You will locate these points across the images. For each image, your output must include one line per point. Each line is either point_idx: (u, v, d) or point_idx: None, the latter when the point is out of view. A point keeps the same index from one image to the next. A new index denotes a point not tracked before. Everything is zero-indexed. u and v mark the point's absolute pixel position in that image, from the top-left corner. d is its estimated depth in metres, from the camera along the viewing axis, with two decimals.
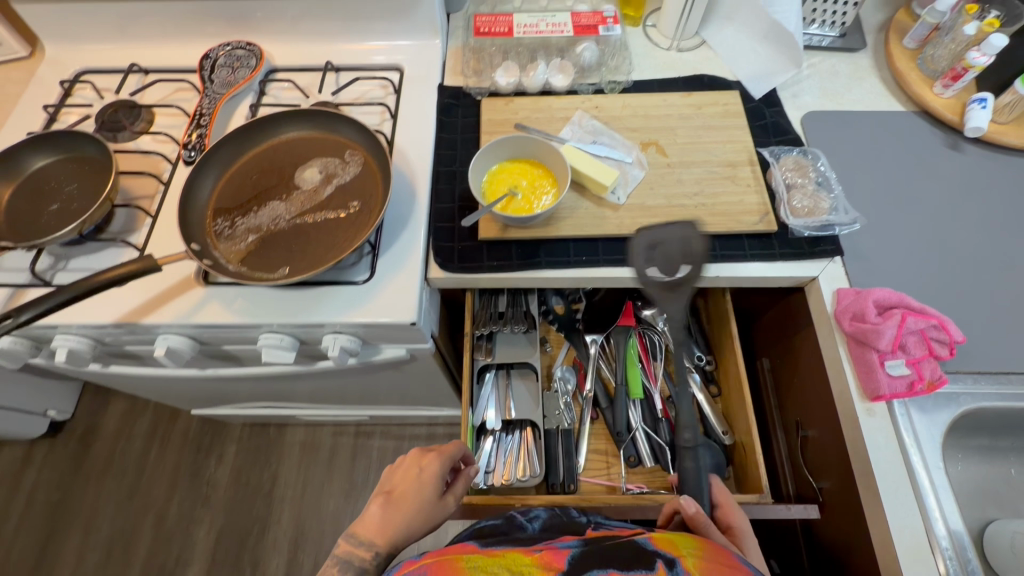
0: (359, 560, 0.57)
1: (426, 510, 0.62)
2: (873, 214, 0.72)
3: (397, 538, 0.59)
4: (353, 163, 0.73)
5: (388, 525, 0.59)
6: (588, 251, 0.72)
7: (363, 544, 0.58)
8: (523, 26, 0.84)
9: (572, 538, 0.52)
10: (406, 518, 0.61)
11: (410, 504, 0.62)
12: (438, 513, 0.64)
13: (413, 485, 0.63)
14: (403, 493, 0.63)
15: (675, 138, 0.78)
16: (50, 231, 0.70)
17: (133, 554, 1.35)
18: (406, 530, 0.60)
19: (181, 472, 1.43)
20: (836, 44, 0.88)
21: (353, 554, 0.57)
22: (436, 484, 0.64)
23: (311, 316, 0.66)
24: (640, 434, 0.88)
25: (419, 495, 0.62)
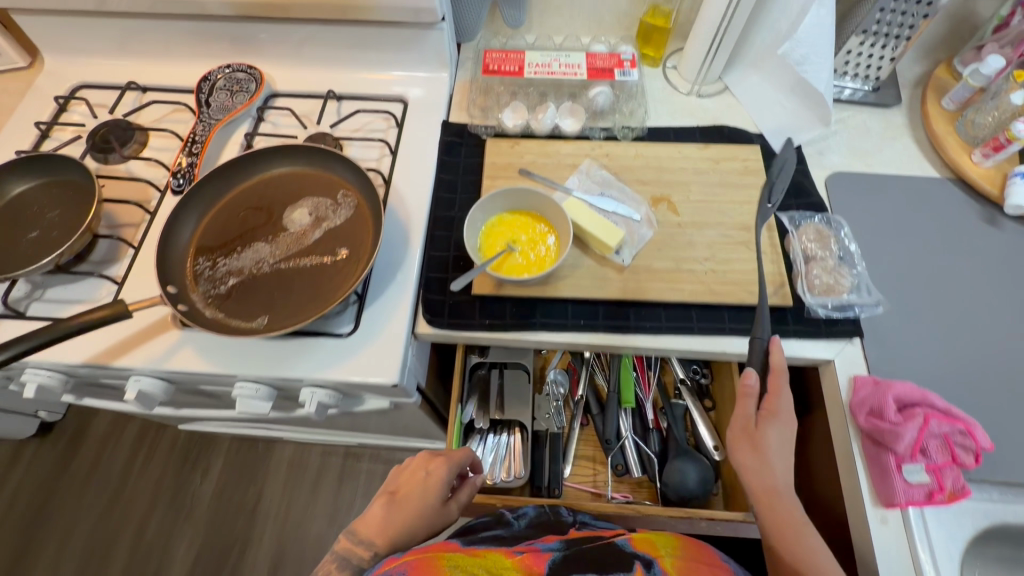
0: (358, 558, 0.57)
1: (429, 516, 0.60)
2: (898, 293, 0.67)
3: (399, 540, 0.58)
4: (345, 205, 0.70)
5: (390, 527, 0.58)
6: (587, 315, 0.67)
7: (363, 543, 0.57)
8: (535, 64, 0.79)
9: (552, 540, 0.59)
10: (409, 523, 0.59)
11: (412, 510, 0.60)
12: (442, 516, 0.62)
13: (418, 488, 0.61)
14: (408, 495, 0.61)
15: (688, 194, 0.73)
16: (26, 261, 0.67)
17: (113, 563, 1.34)
18: (408, 535, 0.59)
19: (166, 483, 1.42)
20: (869, 99, 0.82)
21: (352, 552, 0.57)
22: (441, 491, 0.62)
23: (288, 371, 0.62)
24: (629, 443, 0.83)
25: (422, 502, 0.60)
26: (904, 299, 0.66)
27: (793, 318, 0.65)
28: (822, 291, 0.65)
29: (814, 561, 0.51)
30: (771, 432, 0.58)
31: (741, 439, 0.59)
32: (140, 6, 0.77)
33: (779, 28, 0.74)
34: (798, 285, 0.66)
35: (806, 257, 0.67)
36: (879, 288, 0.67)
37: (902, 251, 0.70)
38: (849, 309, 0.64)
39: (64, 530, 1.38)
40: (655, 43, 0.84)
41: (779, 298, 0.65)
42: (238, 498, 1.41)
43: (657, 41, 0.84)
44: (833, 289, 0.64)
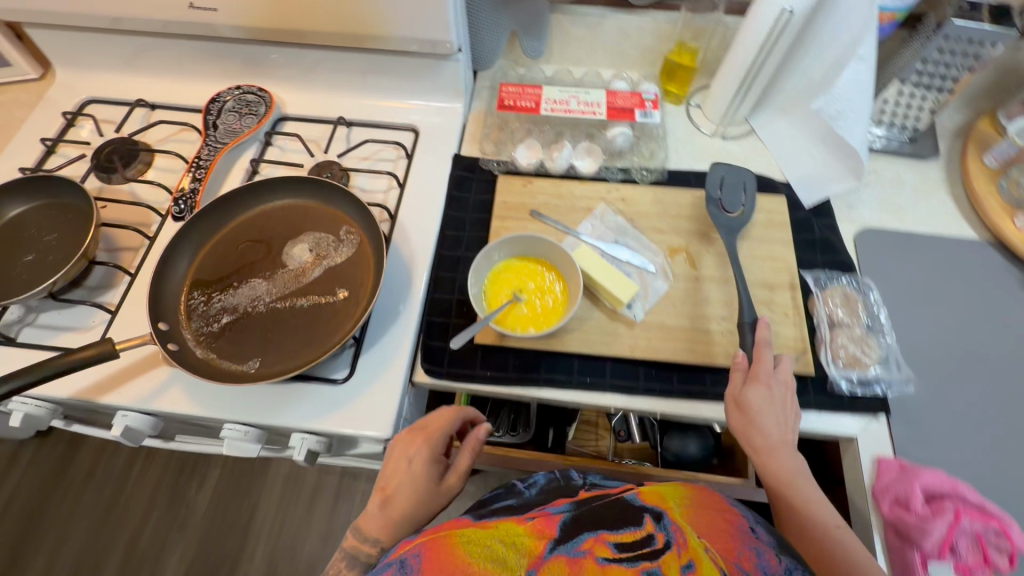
0: (365, 556, 0.54)
1: (426, 500, 0.55)
2: (928, 367, 0.63)
3: (403, 532, 0.54)
4: (347, 243, 0.67)
5: (389, 523, 0.54)
6: (593, 372, 0.63)
7: (369, 541, 0.54)
8: (552, 101, 0.76)
9: (563, 501, 0.57)
10: (405, 514, 0.54)
11: (406, 504, 0.54)
12: (443, 496, 0.56)
13: (405, 478, 0.55)
14: (396, 485, 0.55)
15: (708, 246, 0.69)
16: (19, 286, 0.66)
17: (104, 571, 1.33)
18: (410, 524, 0.54)
19: (161, 492, 1.41)
20: (905, 149, 0.77)
21: (359, 550, 0.54)
22: (431, 471, 0.56)
23: (279, 418, 0.60)
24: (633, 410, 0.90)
25: (413, 491, 0.54)
26: (934, 373, 0.62)
27: (814, 389, 0.61)
28: (845, 363, 0.61)
29: (808, 514, 0.50)
30: (755, 391, 0.55)
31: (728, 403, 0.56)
32: (152, 26, 0.75)
33: (812, 75, 0.70)
34: (821, 354, 0.62)
35: (830, 322, 0.64)
36: (907, 362, 0.63)
37: (934, 319, 0.66)
38: (872, 386, 0.60)
39: (59, 532, 1.37)
40: (680, 80, 0.80)
41: (800, 365, 0.61)
42: (233, 513, 1.39)
43: (682, 78, 0.80)
44: (856, 362, 0.61)
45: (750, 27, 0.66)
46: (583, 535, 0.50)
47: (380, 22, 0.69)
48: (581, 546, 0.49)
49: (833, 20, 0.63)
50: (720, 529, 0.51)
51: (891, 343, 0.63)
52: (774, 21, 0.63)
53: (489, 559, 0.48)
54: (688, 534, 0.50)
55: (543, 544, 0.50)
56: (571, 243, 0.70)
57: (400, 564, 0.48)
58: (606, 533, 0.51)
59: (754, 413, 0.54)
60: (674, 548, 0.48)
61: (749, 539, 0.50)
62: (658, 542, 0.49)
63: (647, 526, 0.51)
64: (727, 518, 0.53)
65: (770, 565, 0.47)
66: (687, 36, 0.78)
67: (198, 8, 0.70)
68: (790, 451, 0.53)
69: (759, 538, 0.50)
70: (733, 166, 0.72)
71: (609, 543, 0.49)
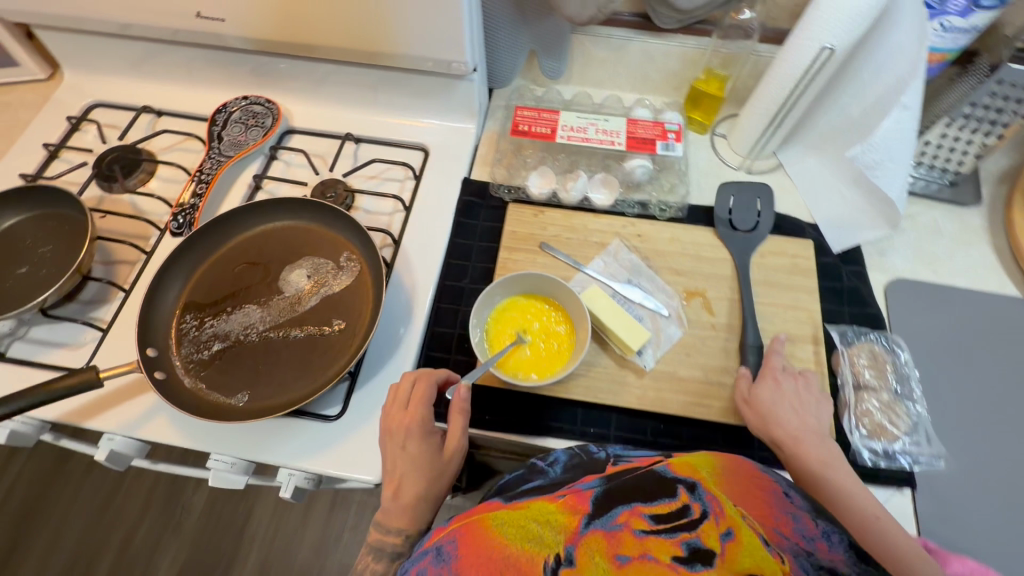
0: (392, 546, 0.52)
1: (435, 479, 0.52)
2: (960, 439, 0.58)
3: (424, 514, 0.52)
4: (347, 271, 0.64)
5: (406, 510, 0.51)
6: (597, 422, 0.60)
7: (393, 532, 0.52)
8: (568, 127, 0.72)
9: (592, 475, 0.51)
10: (417, 498, 0.52)
11: (414, 487, 0.52)
12: (450, 470, 0.53)
13: (405, 463, 0.52)
14: (399, 470, 0.52)
15: (726, 291, 0.65)
16: (11, 300, 0.64)
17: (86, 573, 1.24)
18: (427, 505, 0.52)
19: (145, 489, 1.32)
20: (944, 194, 0.73)
21: (385, 541, 0.52)
22: (430, 451, 0.53)
23: (266, 455, 0.58)
24: None
25: (418, 473, 0.52)
26: (967, 445, 0.58)
27: None
28: (867, 430, 0.57)
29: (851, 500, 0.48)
30: (770, 385, 0.56)
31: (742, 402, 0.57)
32: (159, 32, 0.72)
33: (850, 112, 0.66)
34: (844, 418, 0.58)
35: (856, 383, 0.59)
36: (938, 433, 0.58)
37: (970, 384, 0.61)
38: (897, 459, 0.56)
39: (53, 532, 1.27)
40: (705, 108, 0.76)
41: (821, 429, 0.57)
42: (227, 514, 1.29)
43: (708, 107, 0.76)
44: (880, 430, 0.57)
45: (783, 62, 0.62)
46: (617, 508, 0.46)
47: (393, 40, 0.66)
48: (615, 521, 0.45)
49: (878, 58, 0.59)
50: (756, 496, 0.47)
51: (920, 412, 0.58)
52: (812, 58, 0.58)
53: (528, 541, 0.44)
54: (723, 503, 0.45)
55: (579, 521, 0.46)
56: (581, 280, 0.67)
57: (434, 554, 0.44)
58: (641, 505, 0.46)
59: (773, 405, 0.55)
60: (710, 517, 0.44)
61: (784, 504, 0.47)
62: (692, 513, 0.44)
63: (680, 497, 0.46)
64: (761, 484, 0.48)
65: (808, 529, 0.45)
66: (715, 62, 0.74)
67: (205, 18, 0.68)
68: (817, 439, 0.53)
69: (794, 503, 0.47)
70: (745, 184, 0.70)
71: (644, 516, 0.45)
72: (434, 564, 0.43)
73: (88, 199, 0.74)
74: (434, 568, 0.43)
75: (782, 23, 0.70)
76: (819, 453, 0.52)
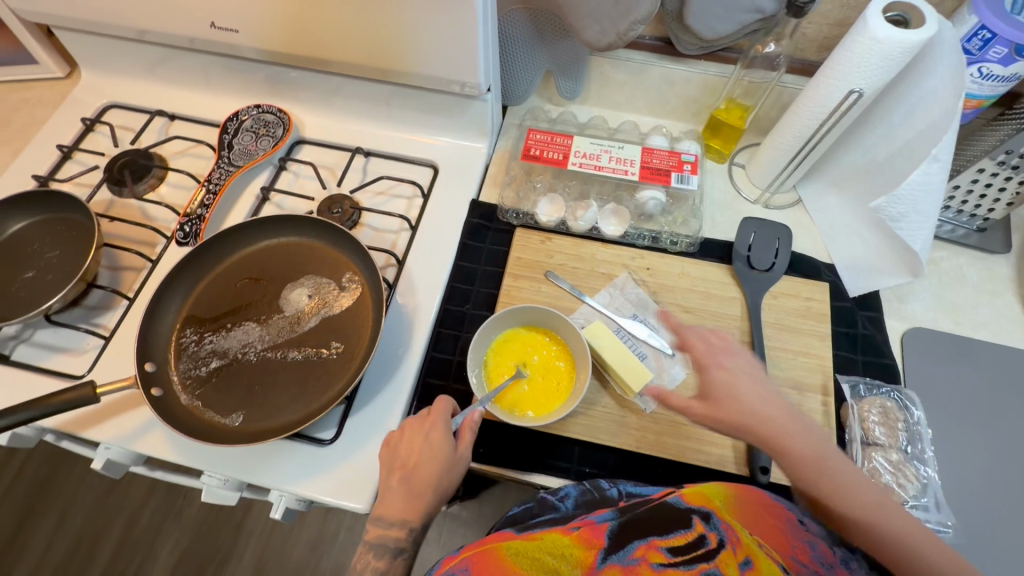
0: (395, 540, 0.49)
1: (449, 471, 0.51)
2: (971, 503, 0.56)
3: (431, 505, 0.51)
4: (348, 292, 0.63)
5: (415, 498, 0.50)
6: (595, 462, 0.58)
7: (394, 524, 0.50)
8: (581, 154, 0.71)
9: (603, 510, 0.51)
10: (429, 487, 0.50)
11: (428, 475, 0.50)
12: (463, 465, 0.52)
13: (423, 449, 0.51)
14: (416, 458, 0.51)
15: (734, 332, 0.63)
16: (19, 304, 0.65)
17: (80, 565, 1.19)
18: (436, 497, 0.51)
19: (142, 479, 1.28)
20: (970, 240, 0.70)
21: (387, 536, 0.50)
22: (448, 443, 0.52)
23: (259, 477, 0.57)
24: None
25: (434, 461, 0.51)
26: (978, 511, 0.55)
27: None
28: None
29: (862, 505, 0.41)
30: (718, 376, 0.49)
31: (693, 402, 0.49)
32: (175, 40, 0.72)
33: (875, 153, 0.63)
34: None
35: (864, 441, 0.57)
36: (948, 498, 0.56)
37: (988, 446, 0.58)
38: None
39: (59, 514, 1.23)
40: (725, 136, 0.74)
41: None
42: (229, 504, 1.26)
43: (727, 135, 0.73)
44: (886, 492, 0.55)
45: (807, 99, 0.59)
46: (633, 543, 0.45)
47: (407, 60, 0.65)
48: (632, 555, 0.44)
49: (909, 101, 0.57)
50: (771, 525, 0.46)
51: (931, 475, 0.56)
52: (838, 100, 0.56)
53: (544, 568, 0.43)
54: (741, 532, 0.45)
55: (594, 556, 0.45)
56: (584, 313, 0.65)
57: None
58: (657, 539, 0.45)
59: (734, 404, 0.47)
60: (728, 546, 0.43)
61: (800, 534, 0.45)
62: (710, 542, 0.44)
63: (696, 527, 0.46)
64: (774, 514, 0.47)
65: (825, 556, 0.43)
66: (737, 92, 0.71)
67: (220, 28, 0.67)
68: (797, 422, 0.46)
69: (810, 531, 0.45)
70: (763, 221, 0.68)
71: (661, 549, 0.44)
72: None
73: (98, 202, 0.75)
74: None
75: (809, 55, 0.68)
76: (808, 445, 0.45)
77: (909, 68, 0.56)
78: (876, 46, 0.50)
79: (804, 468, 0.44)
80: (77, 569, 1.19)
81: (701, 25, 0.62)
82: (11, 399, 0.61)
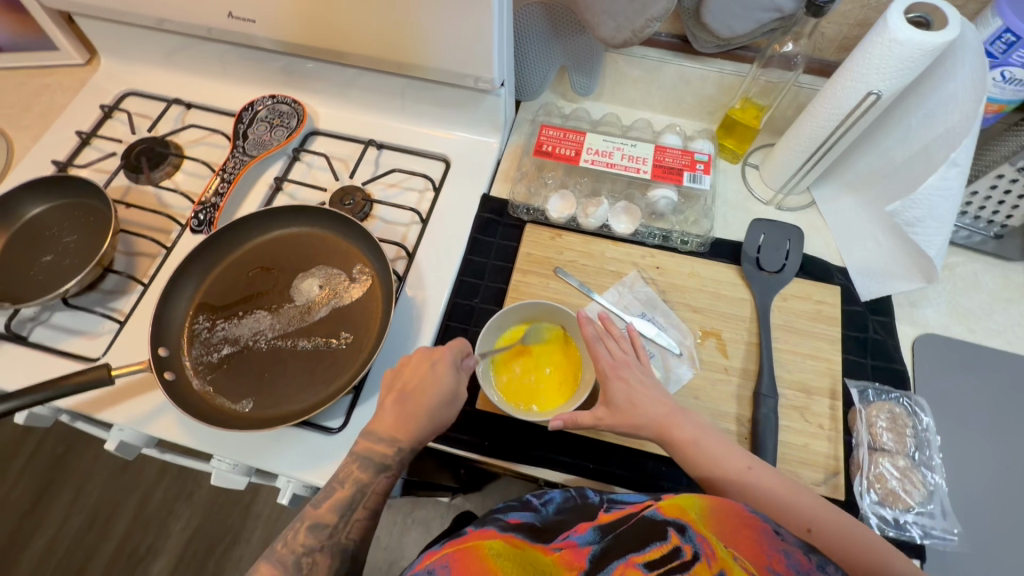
0: (381, 456, 0.51)
1: (447, 404, 0.53)
2: (977, 512, 0.55)
3: (422, 431, 0.52)
4: (358, 283, 0.64)
5: (409, 419, 0.52)
6: (598, 458, 0.59)
7: (383, 440, 0.51)
8: (593, 151, 0.70)
9: (586, 525, 0.43)
10: (425, 412, 0.52)
11: (427, 402, 0.52)
12: (462, 400, 0.54)
13: (428, 377, 0.53)
14: (419, 385, 0.53)
15: (743, 334, 0.63)
16: (36, 287, 0.66)
17: (93, 543, 1.22)
18: (429, 424, 0.52)
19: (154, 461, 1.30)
20: (987, 246, 0.68)
21: (373, 451, 0.51)
22: (453, 377, 0.53)
23: (267, 463, 0.58)
24: None
25: (435, 391, 0.52)
26: (984, 520, 0.55)
27: None
28: (879, 496, 0.55)
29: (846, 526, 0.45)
30: (620, 386, 0.53)
31: (598, 407, 0.53)
32: (194, 29, 0.73)
33: (891, 156, 0.63)
34: (855, 480, 0.56)
35: (871, 446, 0.57)
36: (955, 507, 0.55)
37: (997, 456, 0.58)
38: (906, 530, 0.53)
39: (74, 489, 1.25)
40: (738, 135, 0.73)
41: (828, 489, 0.55)
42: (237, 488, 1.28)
43: (741, 134, 0.73)
44: (892, 498, 0.54)
45: (824, 100, 0.59)
46: (612, 561, 0.39)
47: (422, 53, 0.65)
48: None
49: (928, 105, 0.56)
50: (748, 540, 0.38)
51: (937, 482, 0.56)
52: (856, 101, 0.55)
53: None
54: (715, 544, 0.38)
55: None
56: (593, 310, 0.65)
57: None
58: (635, 554, 0.39)
59: (633, 409, 0.52)
60: (704, 560, 0.37)
61: (775, 544, 0.38)
62: (685, 555, 0.37)
63: (671, 539, 0.39)
64: (749, 523, 0.39)
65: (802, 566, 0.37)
66: (753, 91, 0.71)
67: (237, 18, 0.68)
68: (682, 416, 0.52)
69: (787, 541, 0.38)
70: (773, 223, 0.68)
71: (639, 564, 0.38)
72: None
73: (114, 188, 0.76)
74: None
75: (828, 55, 0.67)
76: (694, 428, 0.51)
77: (930, 72, 0.55)
78: (896, 47, 0.49)
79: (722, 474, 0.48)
80: (90, 544, 1.21)
81: (719, 23, 0.62)
82: (28, 379, 0.63)
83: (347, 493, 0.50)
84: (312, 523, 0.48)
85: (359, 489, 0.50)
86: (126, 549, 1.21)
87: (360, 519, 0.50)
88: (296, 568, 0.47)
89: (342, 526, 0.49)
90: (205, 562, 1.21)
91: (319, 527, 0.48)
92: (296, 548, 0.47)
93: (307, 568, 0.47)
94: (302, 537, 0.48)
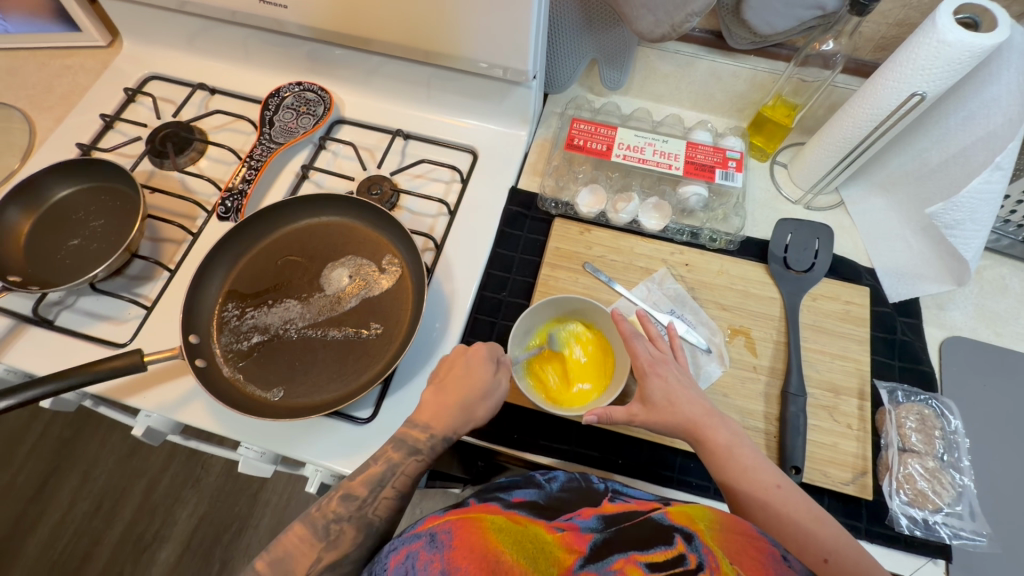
0: (413, 440, 0.50)
1: (484, 394, 0.52)
2: (1003, 515, 0.56)
3: (458, 421, 0.51)
4: (387, 274, 0.64)
5: (445, 409, 0.51)
6: (627, 453, 0.59)
7: (418, 426, 0.50)
8: (625, 146, 0.70)
9: (590, 512, 0.44)
10: (460, 402, 0.51)
11: (461, 392, 0.51)
12: (497, 395, 0.53)
13: (463, 367, 0.53)
14: (454, 374, 0.53)
15: (772, 333, 0.63)
16: (64, 271, 0.66)
17: (99, 526, 1.22)
18: (464, 416, 0.51)
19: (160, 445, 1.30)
20: (1017, 250, 0.68)
21: (407, 435, 0.50)
22: (488, 368, 0.53)
23: (294, 452, 0.58)
24: None
25: (471, 381, 0.52)
26: (1009, 520, 0.55)
27: (867, 514, 0.55)
28: (907, 497, 0.55)
29: (858, 552, 0.42)
30: (657, 383, 0.53)
31: (634, 404, 0.53)
32: (219, 12, 0.72)
33: (926, 157, 0.63)
34: (884, 481, 0.56)
35: (900, 447, 0.57)
36: (982, 508, 0.56)
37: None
38: (936, 530, 0.54)
39: (82, 473, 1.25)
40: (768, 133, 0.74)
41: (857, 488, 0.56)
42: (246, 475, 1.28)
43: (771, 132, 0.73)
44: (921, 499, 0.55)
45: (863, 100, 0.58)
46: (613, 553, 0.38)
47: (455, 42, 0.64)
48: (611, 566, 0.37)
49: (968, 107, 0.56)
50: (753, 560, 0.36)
51: (965, 483, 0.56)
52: (899, 101, 0.55)
53: (524, 558, 0.37)
54: (720, 557, 0.36)
55: (573, 559, 0.38)
56: (622, 306, 0.65)
57: (428, 540, 0.39)
58: (638, 552, 0.38)
59: (671, 407, 0.52)
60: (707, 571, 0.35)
61: (782, 570, 0.36)
62: (689, 562, 0.36)
63: (677, 546, 0.37)
64: (757, 546, 0.38)
65: None
66: (787, 89, 0.71)
67: (267, 3, 0.67)
68: (717, 420, 0.51)
69: (793, 568, 0.36)
70: (803, 222, 0.67)
71: (640, 563, 0.37)
72: (425, 550, 0.38)
73: (139, 173, 0.75)
74: (425, 554, 0.38)
75: (864, 54, 0.67)
76: (729, 434, 0.50)
77: (973, 73, 0.55)
78: (944, 48, 0.49)
79: (742, 481, 0.47)
80: (98, 528, 1.22)
81: (759, 19, 0.62)
82: (54, 365, 0.63)
83: (375, 469, 0.48)
84: (344, 492, 0.46)
85: (390, 467, 0.48)
86: (133, 534, 1.22)
87: (388, 498, 0.47)
88: (323, 533, 0.44)
89: (370, 500, 0.46)
90: (212, 548, 1.21)
91: (349, 497, 0.46)
92: (325, 513, 0.45)
93: (333, 535, 0.44)
94: (332, 504, 0.46)
